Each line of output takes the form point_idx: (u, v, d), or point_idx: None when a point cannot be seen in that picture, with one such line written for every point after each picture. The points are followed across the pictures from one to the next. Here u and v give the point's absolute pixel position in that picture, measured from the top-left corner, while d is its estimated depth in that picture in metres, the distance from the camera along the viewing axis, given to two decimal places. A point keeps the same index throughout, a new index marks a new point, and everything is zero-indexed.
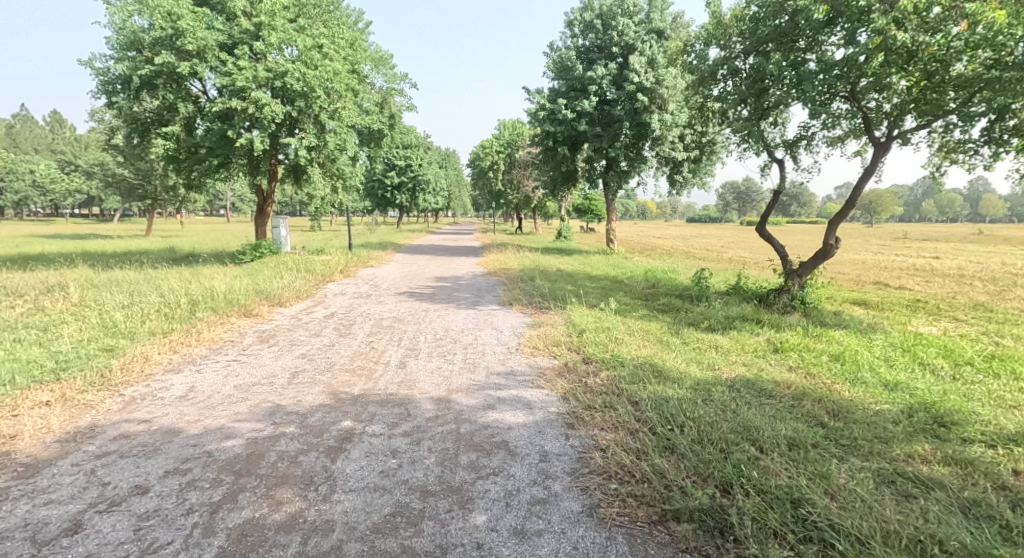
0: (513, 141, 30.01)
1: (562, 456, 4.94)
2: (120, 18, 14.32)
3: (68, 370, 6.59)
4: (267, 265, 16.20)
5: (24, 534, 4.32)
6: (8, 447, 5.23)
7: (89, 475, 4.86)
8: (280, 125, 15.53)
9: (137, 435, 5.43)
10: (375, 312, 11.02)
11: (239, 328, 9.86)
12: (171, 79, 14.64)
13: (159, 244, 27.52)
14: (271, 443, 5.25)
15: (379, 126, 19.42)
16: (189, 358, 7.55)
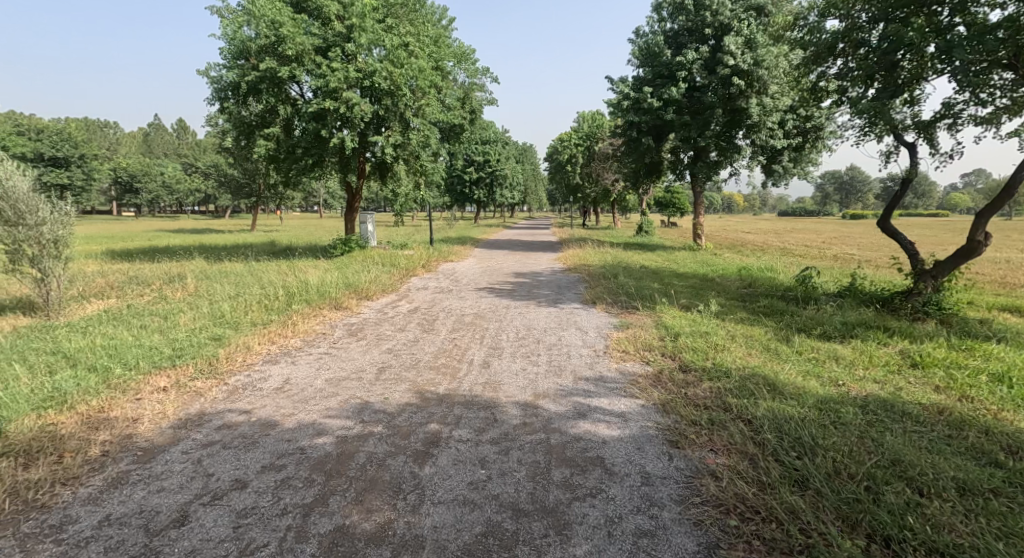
0: (592, 133, 29.49)
1: (667, 480, 4.69)
2: (231, 30, 14.83)
3: (182, 357, 7.08)
4: (355, 258, 16.69)
5: (139, 522, 4.54)
6: (131, 430, 5.60)
7: (195, 465, 5.10)
8: (368, 124, 15.85)
9: (238, 426, 5.69)
10: (457, 307, 11.08)
11: (330, 321, 10.21)
12: (273, 84, 15.28)
13: (257, 237, 28.99)
14: (360, 443, 5.38)
15: (460, 121, 19.54)
16: (285, 349, 7.92)
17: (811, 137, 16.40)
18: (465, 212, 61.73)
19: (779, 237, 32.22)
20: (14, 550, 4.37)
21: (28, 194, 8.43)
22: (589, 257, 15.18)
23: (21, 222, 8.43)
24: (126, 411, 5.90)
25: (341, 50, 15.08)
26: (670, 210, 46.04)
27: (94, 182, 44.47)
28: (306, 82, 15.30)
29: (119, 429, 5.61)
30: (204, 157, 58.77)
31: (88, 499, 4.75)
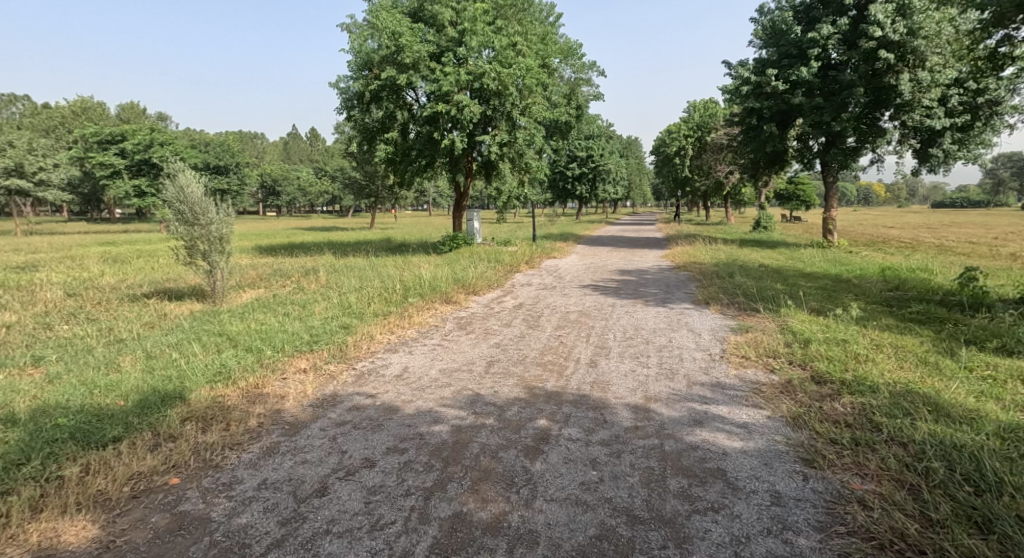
0: (704, 123, 28.55)
1: (802, 503, 4.32)
2: (357, 43, 15.87)
3: (319, 342, 8.08)
4: (462, 254, 17.04)
5: (288, 488, 4.82)
6: (280, 405, 6.20)
7: (331, 442, 5.44)
8: (475, 124, 16.07)
9: (365, 409, 6.12)
10: (561, 304, 10.97)
11: (442, 314, 10.58)
12: (392, 92, 16.11)
13: (376, 234, 30.79)
14: (474, 434, 5.50)
15: (566, 117, 19.43)
16: (403, 339, 8.83)
17: (978, 114, 14.65)
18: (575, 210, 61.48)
19: (936, 237, 25.77)
20: (194, 502, 4.71)
21: (201, 200, 10.34)
22: (699, 254, 14.57)
23: (196, 222, 10.38)
24: (275, 388, 6.61)
25: (453, 55, 15.56)
26: (794, 202, 43.05)
27: (241, 187, 49.62)
28: (421, 88, 15.86)
29: (270, 404, 6.22)
30: (330, 162, 63.10)
31: (249, 464, 5.14)
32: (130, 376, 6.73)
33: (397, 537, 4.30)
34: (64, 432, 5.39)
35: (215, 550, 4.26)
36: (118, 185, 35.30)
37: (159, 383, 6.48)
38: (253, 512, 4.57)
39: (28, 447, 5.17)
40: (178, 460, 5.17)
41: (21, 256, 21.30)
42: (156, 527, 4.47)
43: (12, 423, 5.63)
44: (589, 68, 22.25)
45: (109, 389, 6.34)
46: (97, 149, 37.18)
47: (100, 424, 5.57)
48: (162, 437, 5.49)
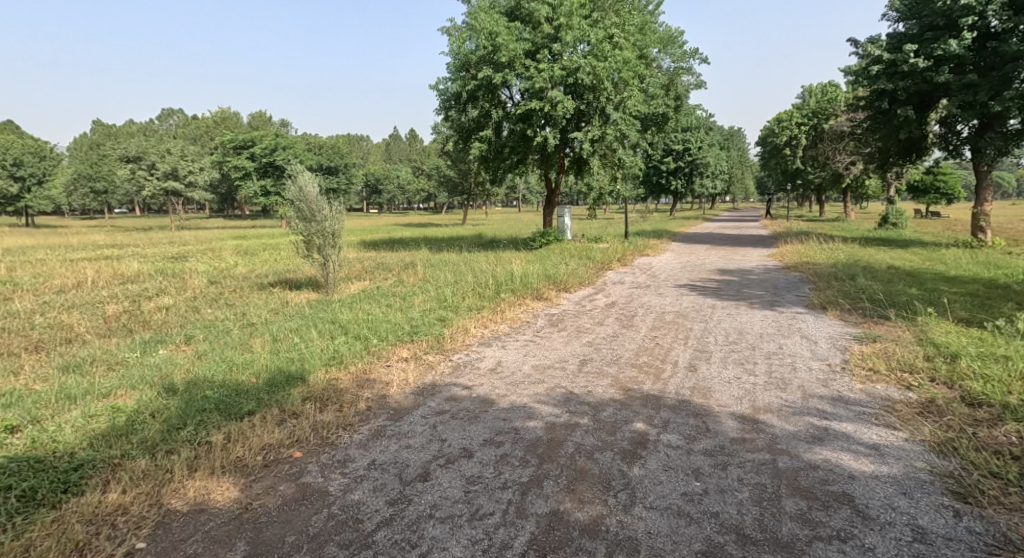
0: (819, 111, 27.32)
1: (952, 543, 3.86)
2: (456, 45, 16.23)
3: (418, 334, 8.30)
4: (553, 251, 16.89)
5: (392, 471, 4.88)
6: (385, 392, 6.38)
7: (432, 429, 5.49)
8: (568, 119, 15.89)
9: (462, 400, 6.14)
10: (656, 304, 10.58)
11: (533, 311, 10.50)
12: (488, 90, 16.36)
13: (474, 229, 31.48)
14: (569, 432, 5.35)
15: (664, 109, 18.88)
16: (496, 333, 8.81)
17: None
18: (680, 208, 59.54)
19: None
20: (314, 475, 4.87)
21: (317, 199, 11.53)
22: (812, 254, 13.56)
23: (312, 219, 11.59)
24: (380, 375, 6.85)
25: (548, 52, 15.45)
26: (931, 195, 39.29)
27: (351, 187, 52.32)
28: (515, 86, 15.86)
29: (377, 390, 6.42)
30: (431, 162, 64.92)
31: (360, 445, 5.28)
32: (261, 356, 7.25)
33: (496, 529, 4.22)
34: (209, 403, 5.81)
35: (332, 522, 4.35)
36: (248, 186, 38.50)
37: (284, 363, 6.95)
38: (363, 491, 4.65)
39: (184, 414, 5.61)
40: (301, 435, 5.40)
41: (174, 246, 23.95)
42: (283, 494, 4.65)
43: (170, 392, 6.20)
44: (689, 57, 21.57)
45: (243, 367, 6.85)
46: (233, 155, 41.06)
47: (238, 398, 5.96)
48: (286, 413, 5.77)
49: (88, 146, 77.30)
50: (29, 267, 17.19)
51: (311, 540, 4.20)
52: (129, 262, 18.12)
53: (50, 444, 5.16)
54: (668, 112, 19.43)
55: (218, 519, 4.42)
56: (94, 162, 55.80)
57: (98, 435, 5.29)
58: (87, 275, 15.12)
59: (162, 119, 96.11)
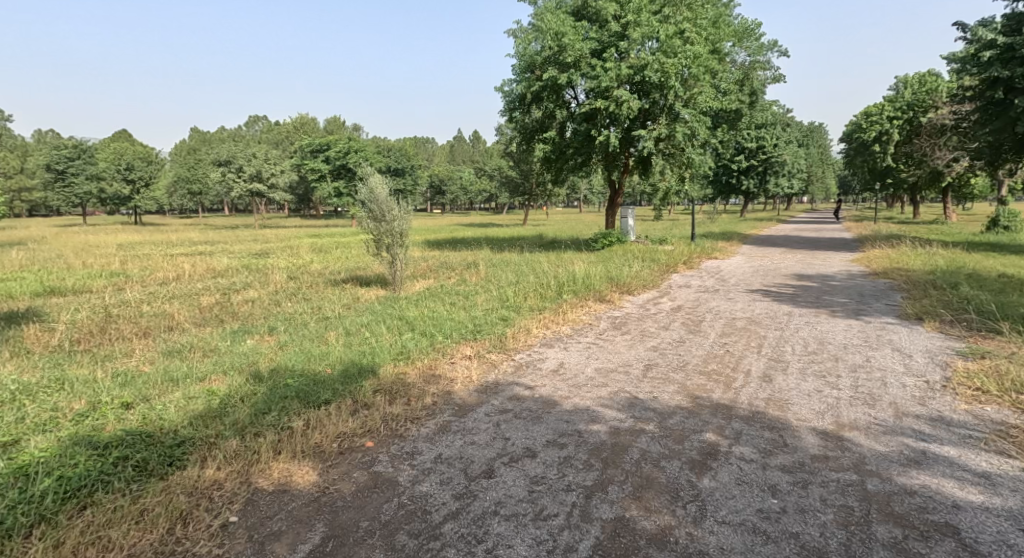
0: (916, 102, 25.43)
1: None
2: (522, 47, 16.31)
3: (481, 333, 8.37)
4: (616, 252, 16.58)
5: (458, 466, 4.90)
6: (449, 388, 6.46)
7: (496, 427, 5.50)
8: (633, 120, 15.49)
9: (525, 400, 6.10)
10: (726, 309, 10.16)
11: (595, 312, 10.31)
12: (552, 91, 16.30)
13: (540, 229, 31.53)
14: (634, 438, 5.19)
15: (737, 105, 18.15)
16: (558, 334, 8.69)
17: None
18: (756, 207, 57.31)
19: None
20: (385, 465, 4.96)
21: (386, 200, 11.80)
22: (905, 259, 12.62)
23: (382, 220, 11.88)
24: (444, 371, 6.94)
25: (616, 50, 15.14)
26: None
27: (419, 186, 53.22)
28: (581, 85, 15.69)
29: (441, 386, 6.52)
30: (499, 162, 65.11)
31: (427, 439, 5.35)
32: (335, 348, 7.60)
33: (560, 531, 4.13)
34: (291, 391, 6.10)
35: (401, 511, 4.40)
36: (323, 188, 39.97)
37: (357, 355, 7.28)
38: (431, 483, 4.69)
39: (270, 400, 5.94)
40: (372, 426, 5.54)
41: (258, 243, 25.32)
42: (357, 481, 4.76)
43: (257, 379, 6.59)
44: (767, 50, 20.79)
45: (320, 359, 7.19)
46: (311, 158, 42.76)
47: (316, 387, 6.24)
48: (358, 404, 5.98)
49: (185, 151, 82.65)
50: (137, 261, 18.66)
51: (383, 527, 4.25)
52: (222, 256, 19.31)
53: (159, 421, 5.57)
54: (742, 108, 18.68)
55: (300, 500, 4.56)
56: (191, 165, 59.76)
57: (197, 416, 5.65)
58: (185, 270, 16.22)
59: (248, 124, 101.00)
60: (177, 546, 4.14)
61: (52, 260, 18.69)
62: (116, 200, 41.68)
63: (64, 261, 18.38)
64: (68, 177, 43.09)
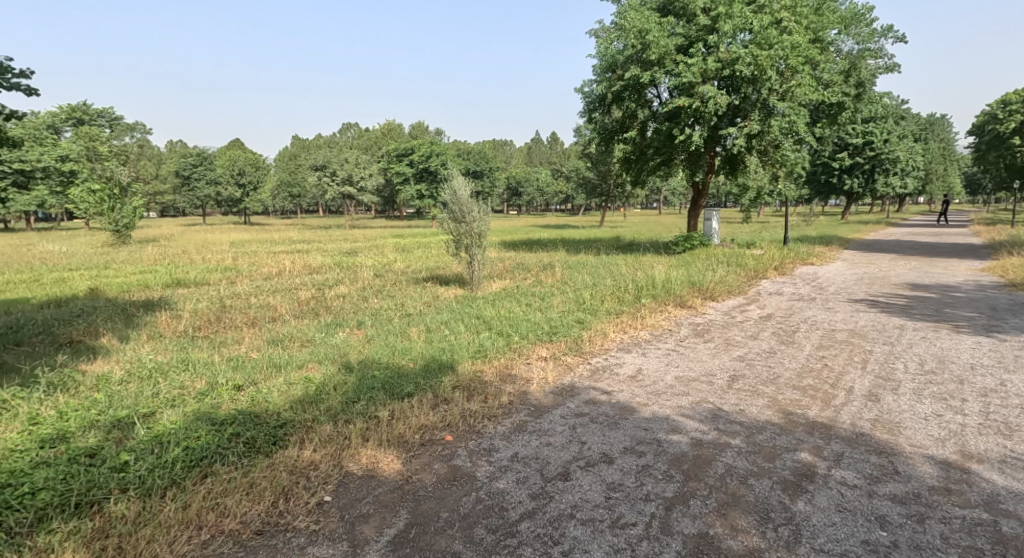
0: None
1: None
2: (604, 47, 16.16)
3: (558, 334, 8.61)
4: (698, 256, 15.90)
5: (533, 466, 5.21)
6: (526, 388, 6.82)
7: (571, 430, 5.78)
8: (721, 116, 14.69)
9: (602, 404, 6.36)
10: (824, 320, 9.43)
11: (675, 318, 10.08)
12: (634, 89, 15.94)
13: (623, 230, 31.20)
14: (718, 452, 5.30)
15: (842, 98, 16.93)
16: (636, 340, 8.74)
17: None
18: (864, 207, 53.42)
19: None
20: (463, 460, 5.35)
21: (468, 201, 11.83)
22: None
23: (463, 221, 11.89)
24: (522, 371, 7.31)
25: (704, 45, 14.45)
26: None
27: (497, 189, 53.51)
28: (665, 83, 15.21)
29: (518, 385, 6.89)
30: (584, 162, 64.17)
31: (503, 437, 5.71)
32: (417, 344, 8.16)
33: (638, 541, 4.35)
34: (377, 382, 6.67)
35: (479, 506, 4.75)
36: (406, 191, 40.97)
37: (438, 352, 7.80)
38: (508, 481, 5.03)
39: (359, 390, 6.52)
40: (451, 421, 5.95)
41: (353, 240, 26.37)
42: (437, 473, 5.16)
43: (348, 369, 7.29)
44: (879, 36, 19.38)
45: (403, 353, 7.80)
46: (397, 160, 43.88)
47: (400, 380, 6.79)
48: (438, 399, 6.41)
49: (287, 157, 87.47)
50: (247, 255, 19.88)
51: (462, 519, 4.62)
52: (317, 253, 20.22)
53: (264, 403, 6.31)
54: (847, 101, 17.41)
55: (386, 486, 5.01)
56: (293, 169, 63.17)
57: (295, 400, 6.32)
58: (287, 265, 17.04)
59: (342, 130, 104.96)
60: (280, 519, 4.65)
61: (179, 254, 20.41)
62: (229, 202, 44.91)
63: (189, 255, 19.96)
64: (190, 181, 47.19)
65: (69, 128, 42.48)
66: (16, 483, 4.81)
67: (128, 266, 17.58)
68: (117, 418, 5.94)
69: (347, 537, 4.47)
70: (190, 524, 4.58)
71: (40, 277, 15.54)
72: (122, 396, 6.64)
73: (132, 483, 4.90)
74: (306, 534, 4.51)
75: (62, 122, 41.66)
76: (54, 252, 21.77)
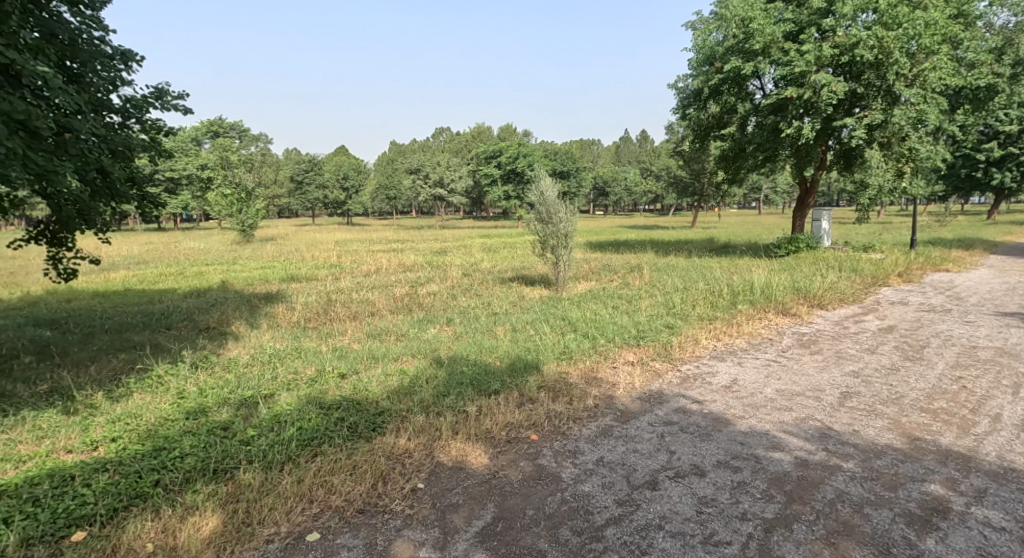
0: None
1: None
2: (701, 39, 15.58)
3: (645, 338, 8.28)
4: (805, 260, 14.56)
5: (620, 472, 5.21)
6: (611, 391, 6.75)
7: (660, 438, 5.72)
8: (837, 106, 13.45)
9: (693, 414, 6.21)
10: (961, 335, 8.26)
11: (776, 326, 9.18)
12: (734, 83, 15.12)
13: (716, 231, 29.61)
14: (827, 474, 5.08)
15: (990, 83, 15.04)
16: (731, 348, 8.18)
17: None
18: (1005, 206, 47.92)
19: None
20: (549, 459, 5.42)
21: (554, 201, 11.31)
22: None
23: (550, 222, 11.40)
24: (607, 374, 7.18)
25: (818, 29, 13.30)
26: None
27: (584, 190, 52.76)
28: (770, 73, 14.21)
29: (603, 388, 6.83)
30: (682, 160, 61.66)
31: (589, 440, 5.73)
32: (504, 342, 8.16)
33: None
34: (466, 378, 6.85)
35: (565, 507, 4.80)
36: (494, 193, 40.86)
37: (524, 351, 7.75)
38: (593, 484, 5.05)
39: (449, 384, 6.74)
40: (537, 420, 6.03)
41: (449, 241, 26.49)
42: (524, 471, 5.25)
43: (438, 363, 7.46)
44: None
45: (490, 350, 7.84)
46: (487, 163, 44.00)
47: (487, 376, 6.93)
48: (524, 398, 6.50)
49: (385, 161, 90.25)
50: (348, 254, 20.37)
51: (547, 519, 4.68)
52: (408, 252, 20.22)
53: (365, 391, 6.67)
54: (998, 84, 15.44)
55: (474, 479, 5.14)
56: (388, 173, 64.87)
57: (392, 391, 6.64)
58: (384, 263, 17.20)
59: (434, 135, 106.78)
60: (379, 500, 4.88)
61: (292, 252, 21.27)
62: (335, 205, 46.85)
63: (301, 253, 20.64)
64: (301, 185, 49.72)
65: (208, 140, 45.90)
66: (169, 447, 5.53)
67: (250, 261, 18.54)
68: (244, 398, 6.58)
69: (439, 524, 4.63)
70: (302, 497, 4.91)
71: (184, 270, 16.79)
72: (248, 377, 7.23)
73: (257, 456, 5.38)
74: (402, 517, 4.71)
75: (203, 136, 45.17)
76: (193, 248, 23.23)
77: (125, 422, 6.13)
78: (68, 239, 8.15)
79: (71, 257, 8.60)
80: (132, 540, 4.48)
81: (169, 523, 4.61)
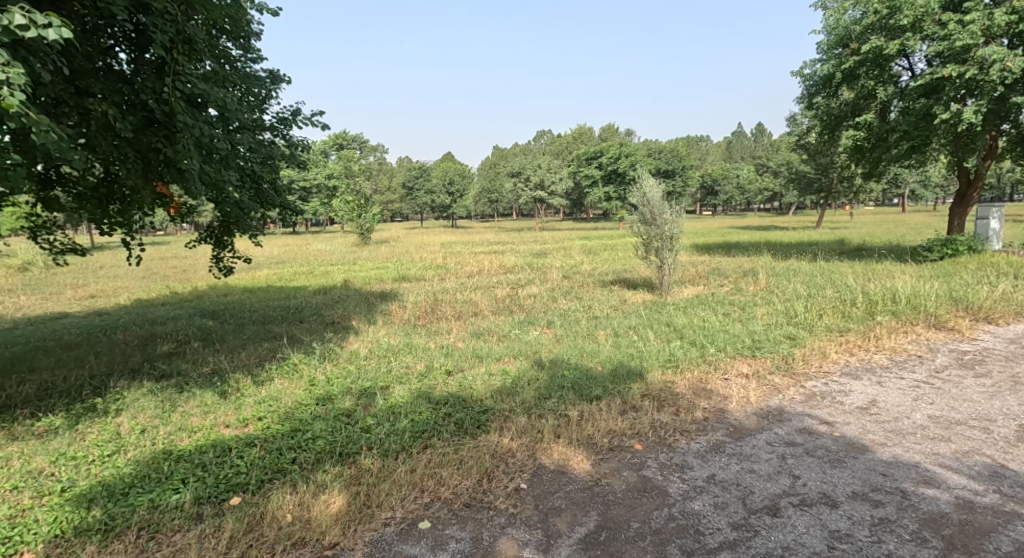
0: None
1: None
2: (835, 18, 13.89)
3: (761, 349, 6.90)
4: (965, 265, 12.31)
5: (736, 492, 4.15)
6: (723, 405, 5.51)
7: (782, 460, 4.52)
8: (1014, 86, 11.25)
9: (822, 435, 4.90)
10: None
11: (927, 342, 7.48)
12: (874, 64, 13.07)
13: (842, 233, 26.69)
14: (1007, 526, 3.77)
15: None
16: (869, 365, 6.66)
17: None
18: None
19: None
20: (655, 471, 4.41)
21: (659, 200, 10.11)
22: None
23: (654, 222, 10.19)
24: (719, 387, 5.94)
25: None
26: None
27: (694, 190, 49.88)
28: (923, 52, 12.27)
29: (714, 401, 5.60)
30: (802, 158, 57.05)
31: (699, 454, 4.62)
32: (605, 347, 7.10)
33: None
34: (566, 382, 5.84)
35: (672, 524, 3.87)
36: (596, 193, 39.50)
37: (626, 357, 6.65)
38: (705, 503, 4.05)
39: (549, 387, 5.76)
40: (640, 429, 4.95)
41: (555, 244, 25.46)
42: (627, 480, 4.30)
43: (539, 365, 6.53)
44: None
45: (592, 354, 6.81)
46: (590, 164, 42.75)
47: (588, 381, 5.89)
48: (627, 405, 5.42)
49: (494, 164, 91.04)
50: (451, 255, 19.90)
51: (654, 534, 3.79)
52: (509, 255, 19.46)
53: (469, 390, 5.84)
54: None
55: (577, 484, 4.26)
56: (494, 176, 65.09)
57: (495, 390, 5.77)
58: (484, 265, 16.50)
59: (540, 138, 106.28)
60: (484, 497, 4.12)
61: (399, 253, 21.10)
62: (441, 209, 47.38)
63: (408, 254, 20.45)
64: (411, 191, 50.84)
65: (334, 151, 47.94)
66: (303, 429, 5.03)
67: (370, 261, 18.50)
68: (364, 387, 5.96)
69: (541, 526, 3.86)
70: (416, 486, 4.22)
71: (314, 268, 16.99)
72: (367, 369, 6.64)
73: (377, 443, 4.73)
74: (506, 516, 3.95)
75: (330, 147, 47.22)
76: (320, 249, 23.85)
77: (270, 403, 5.69)
78: (229, 241, 7.97)
79: (234, 257, 8.41)
80: (276, 509, 3.99)
81: (306, 496, 4.08)
